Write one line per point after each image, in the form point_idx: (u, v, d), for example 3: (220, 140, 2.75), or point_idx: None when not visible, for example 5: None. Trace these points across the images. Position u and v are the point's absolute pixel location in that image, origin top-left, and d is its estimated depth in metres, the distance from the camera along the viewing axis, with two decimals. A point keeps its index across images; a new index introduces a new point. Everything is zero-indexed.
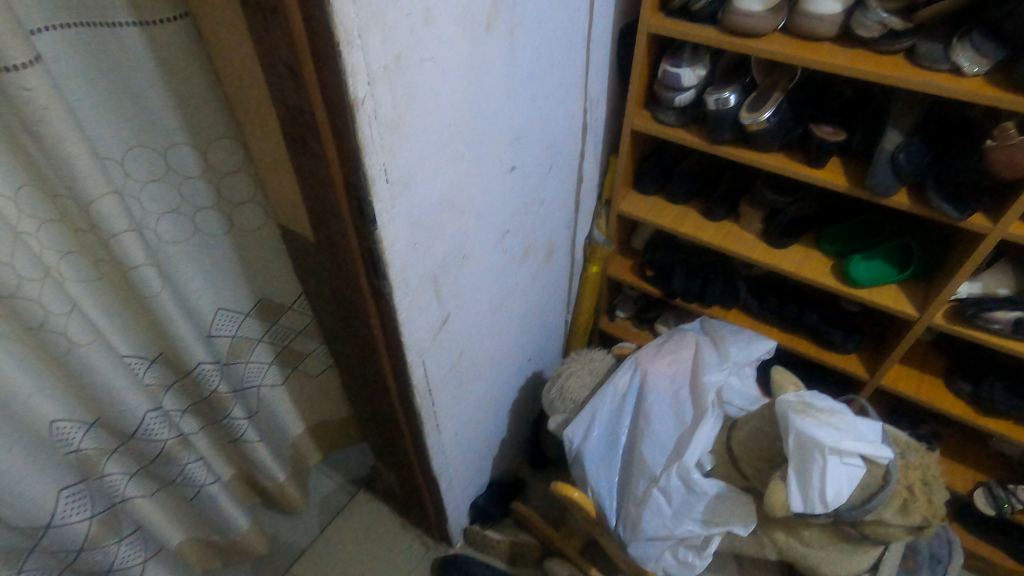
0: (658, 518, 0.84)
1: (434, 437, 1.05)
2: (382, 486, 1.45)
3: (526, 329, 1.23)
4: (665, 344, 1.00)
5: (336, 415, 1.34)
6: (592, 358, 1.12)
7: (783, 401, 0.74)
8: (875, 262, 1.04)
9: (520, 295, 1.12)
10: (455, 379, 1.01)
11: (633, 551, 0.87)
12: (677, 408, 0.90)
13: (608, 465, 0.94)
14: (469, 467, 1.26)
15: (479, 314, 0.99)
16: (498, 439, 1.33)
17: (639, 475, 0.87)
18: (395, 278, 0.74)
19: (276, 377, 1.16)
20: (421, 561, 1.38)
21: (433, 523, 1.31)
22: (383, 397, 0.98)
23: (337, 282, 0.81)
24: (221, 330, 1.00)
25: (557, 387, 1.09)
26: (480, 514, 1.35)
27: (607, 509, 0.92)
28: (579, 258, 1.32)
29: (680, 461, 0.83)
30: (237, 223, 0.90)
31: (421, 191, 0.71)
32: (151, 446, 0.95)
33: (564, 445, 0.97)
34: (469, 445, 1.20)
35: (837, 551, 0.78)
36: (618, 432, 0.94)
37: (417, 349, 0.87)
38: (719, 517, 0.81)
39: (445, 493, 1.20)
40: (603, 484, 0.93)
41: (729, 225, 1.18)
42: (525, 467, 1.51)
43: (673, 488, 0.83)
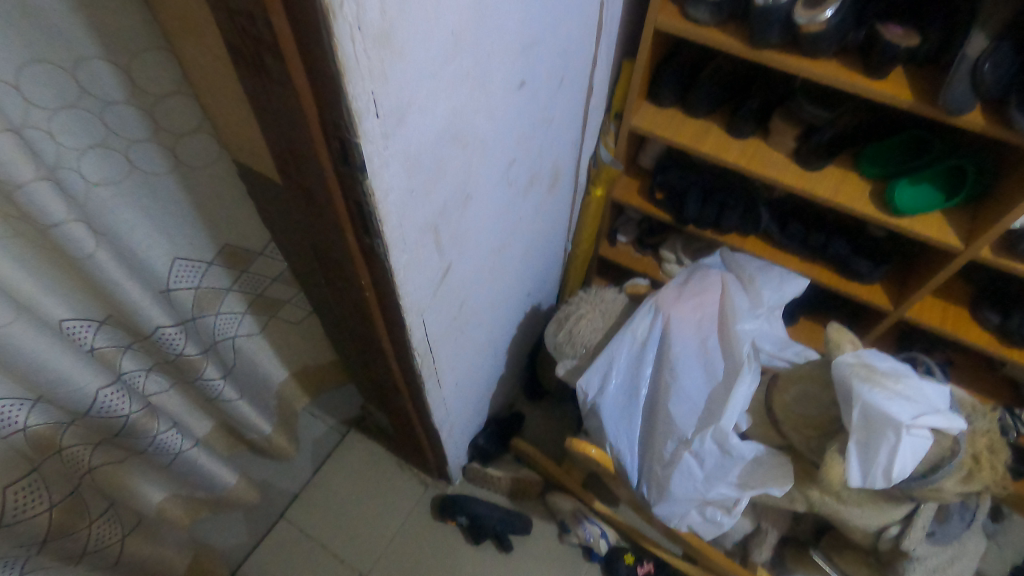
0: (688, 481, 0.78)
1: (434, 393, 0.95)
2: (375, 427, 1.39)
3: (528, 264, 1.11)
4: (688, 283, 0.89)
5: (323, 360, 1.23)
6: (602, 299, 1.02)
7: (842, 364, 0.64)
8: (921, 188, 0.93)
9: (523, 229, 0.98)
10: (456, 331, 0.90)
11: (657, 510, 0.82)
12: (706, 361, 0.82)
13: (628, 418, 0.87)
14: (469, 410, 1.19)
15: (481, 257, 0.86)
16: (496, 377, 1.26)
17: (665, 433, 0.81)
18: (390, 237, 0.60)
19: (252, 327, 1.03)
20: (421, 499, 1.34)
21: (432, 464, 1.26)
22: (376, 357, 0.86)
23: (315, 237, 0.66)
24: (179, 282, 0.85)
25: (565, 330, 1.00)
26: (480, 453, 1.31)
27: (628, 466, 0.86)
28: (582, 180, 1.18)
29: (717, 424, 0.76)
30: (183, 156, 0.72)
31: (419, 124, 0.55)
32: (114, 420, 0.84)
33: (578, 398, 0.89)
34: (468, 391, 1.12)
35: (875, 509, 0.74)
36: (640, 384, 0.86)
37: (417, 309, 0.74)
38: (754, 479, 0.75)
39: (445, 439, 1.14)
40: (624, 440, 0.87)
41: (756, 142, 1.04)
42: (522, 399, 1.47)
43: (706, 452, 0.77)
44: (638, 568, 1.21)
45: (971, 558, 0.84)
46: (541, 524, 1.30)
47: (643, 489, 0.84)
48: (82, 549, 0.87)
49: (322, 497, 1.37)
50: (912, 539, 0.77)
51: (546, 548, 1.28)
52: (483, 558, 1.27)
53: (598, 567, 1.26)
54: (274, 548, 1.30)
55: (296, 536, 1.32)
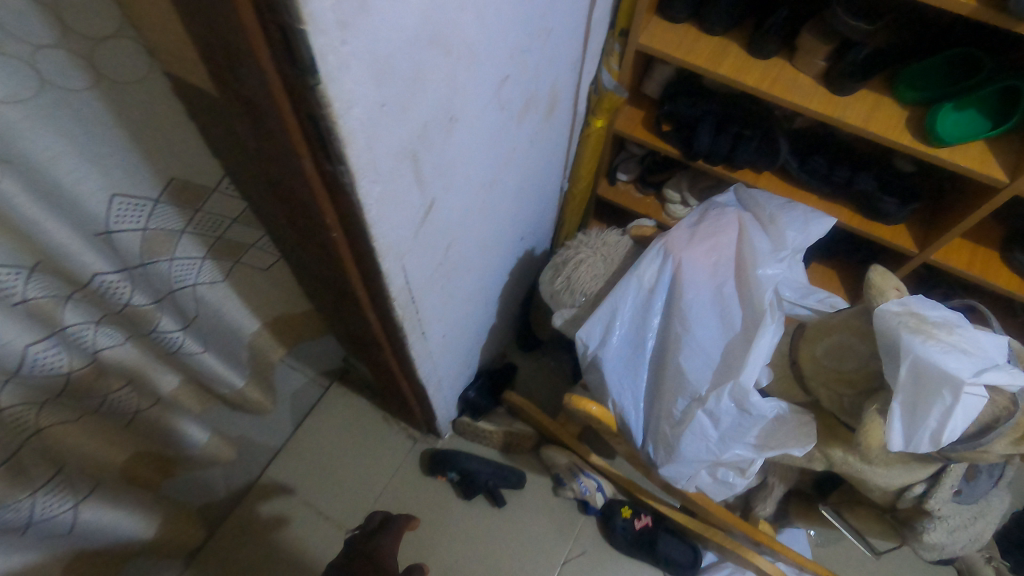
0: (700, 443, 0.71)
1: (419, 346, 0.86)
2: (359, 379, 1.31)
3: (521, 204, 1.00)
4: (702, 223, 0.80)
5: (299, 309, 1.14)
6: (604, 242, 0.93)
7: (888, 313, 0.56)
8: (966, 113, 0.84)
9: (516, 163, 0.87)
10: (442, 278, 0.80)
11: (665, 471, 0.75)
12: (723, 309, 0.74)
13: (633, 371, 0.79)
14: (457, 363, 1.11)
15: (469, 194, 0.75)
16: (487, 327, 1.17)
17: (674, 388, 0.73)
18: (356, 164, 0.49)
19: (214, 274, 0.92)
20: (408, 454, 1.28)
21: (420, 418, 1.20)
22: (352, 308, 0.77)
23: (268, 166, 0.54)
24: (122, 222, 0.72)
25: (564, 276, 0.91)
26: (470, 407, 1.23)
27: (633, 424, 0.79)
28: (582, 109, 1.05)
29: (736, 380, 0.67)
30: (105, 69, 0.58)
31: (388, 15, 0.43)
32: (54, 382, 0.77)
33: (577, 350, 0.81)
34: (457, 343, 1.04)
35: (910, 471, 0.67)
36: (646, 334, 0.78)
37: (395, 253, 0.63)
38: (774, 440, 0.68)
39: (432, 393, 1.07)
40: (628, 395, 0.79)
41: (780, 63, 0.92)
42: (514, 349, 1.39)
43: (721, 412, 0.69)
44: (636, 522, 1.18)
45: (993, 516, 0.80)
46: (534, 478, 1.25)
47: (647, 447, 0.77)
48: (25, 520, 0.80)
49: (305, 452, 1.30)
50: (937, 499, 0.72)
51: (540, 502, 1.24)
52: (474, 513, 1.22)
53: (593, 520, 1.22)
54: (256, 506, 1.25)
55: (279, 492, 1.26)
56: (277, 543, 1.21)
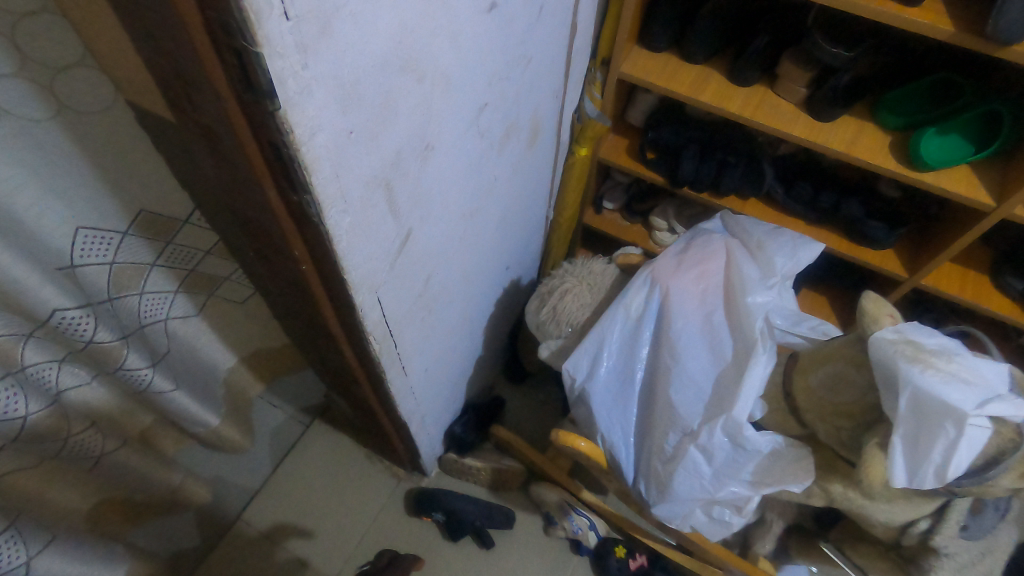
0: (693, 480, 0.68)
1: (399, 381, 0.83)
2: (341, 416, 1.26)
3: (505, 233, 0.98)
4: (688, 251, 0.78)
5: (277, 342, 1.10)
6: (590, 271, 0.90)
7: (883, 341, 0.53)
8: (949, 138, 0.83)
9: (498, 191, 0.86)
10: (422, 311, 0.77)
11: (657, 511, 0.71)
12: (712, 339, 0.71)
13: (622, 405, 0.77)
14: (442, 397, 1.07)
15: (448, 223, 0.73)
16: (473, 359, 1.14)
17: (664, 422, 0.70)
18: (323, 194, 0.47)
19: (187, 308, 0.89)
20: (392, 493, 1.23)
21: (404, 456, 1.15)
22: (328, 343, 0.73)
23: (232, 196, 0.51)
24: (88, 256, 0.69)
25: (549, 307, 0.89)
26: (457, 443, 1.19)
27: (624, 461, 0.76)
28: (565, 138, 1.05)
29: (728, 414, 0.64)
30: (65, 98, 0.56)
31: (354, 39, 0.41)
32: (9, 426, 0.72)
33: (564, 383, 0.79)
34: (441, 376, 1.00)
35: (912, 506, 0.63)
36: (635, 365, 0.76)
37: (370, 286, 0.61)
38: (770, 475, 0.65)
39: (416, 429, 1.03)
40: (618, 430, 0.76)
41: (762, 90, 0.93)
42: (502, 381, 1.36)
43: (714, 445, 0.66)
44: (631, 563, 1.12)
45: (1001, 552, 0.76)
46: (524, 516, 1.20)
47: (639, 485, 0.74)
48: None
49: (284, 495, 1.24)
50: (944, 536, 0.68)
51: (529, 542, 1.18)
52: (461, 556, 1.16)
53: (586, 561, 1.16)
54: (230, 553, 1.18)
55: (255, 536, 1.20)
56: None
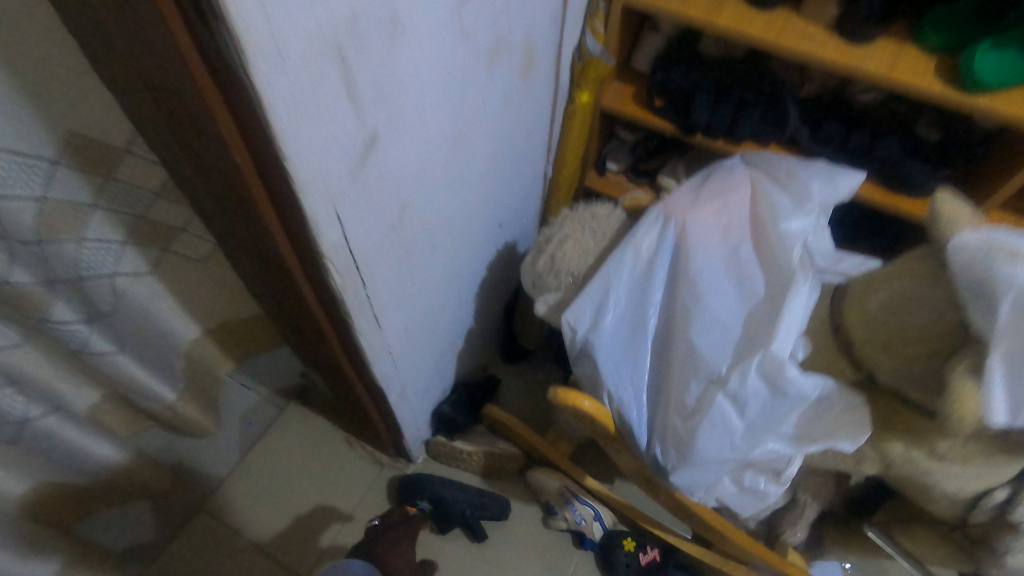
0: (721, 439, 0.55)
1: (372, 336, 0.71)
2: (319, 397, 1.14)
3: (497, 181, 0.87)
4: (707, 183, 0.67)
5: (246, 314, 0.99)
6: (593, 216, 0.79)
7: (973, 253, 0.42)
8: (1008, 52, 0.70)
9: (486, 121, 0.74)
10: (397, 249, 0.66)
11: (677, 479, 0.59)
12: (740, 275, 0.60)
13: (632, 359, 0.65)
14: (427, 368, 0.96)
15: (426, 141, 0.62)
16: (462, 330, 1.02)
17: (682, 370, 0.58)
18: (247, 32, 0.35)
19: (138, 263, 0.78)
20: (374, 482, 1.11)
21: (386, 438, 1.03)
22: (284, 282, 0.62)
23: (137, 56, 0.40)
24: (7, 186, 0.57)
25: (547, 256, 0.77)
26: (445, 424, 1.07)
27: (635, 423, 0.64)
28: (564, 79, 0.94)
29: (767, 349, 0.53)
30: None
31: None
32: None
33: (563, 337, 0.67)
34: (424, 342, 0.89)
35: (994, 469, 0.52)
36: (647, 310, 0.64)
37: (324, 191, 0.49)
38: (817, 429, 0.54)
39: (397, 403, 0.91)
40: (628, 387, 0.64)
41: (786, 14, 0.82)
42: (497, 361, 1.24)
43: (748, 392, 0.54)
44: (641, 558, 0.99)
45: None
46: (520, 507, 1.08)
47: (654, 450, 0.61)
48: None
49: (251, 484, 1.11)
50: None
51: (526, 535, 1.06)
52: (450, 550, 1.04)
53: (590, 557, 1.04)
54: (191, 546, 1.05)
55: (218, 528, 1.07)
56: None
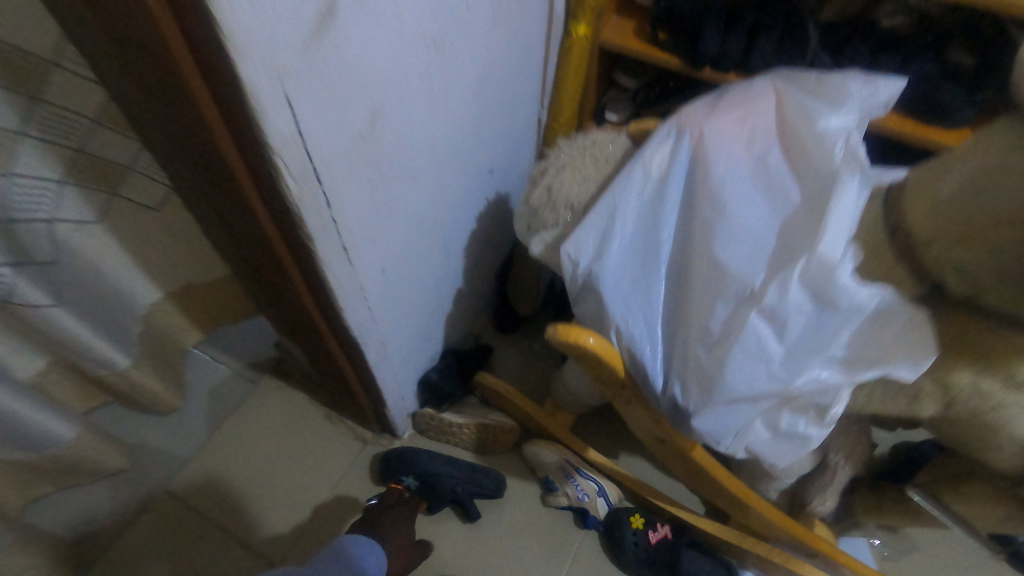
0: (758, 369, 0.47)
1: (342, 273, 0.61)
2: (296, 369, 1.05)
3: (485, 112, 0.77)
4: (727, 89, 0.57)
5: (213, 276, 0.89)
6: (593, 143, 0.70)
7: None
8: None
9: (472, 31, 0.64)
10: (368, 165, 0.56)
11: (701, 425, 0.51)
12: (770, 184, 0.50)
13: (643, 290, 0.55)
14: (411, 328, 0.86)
15: (400, 32, 0.51)
16: (450, 288, 0.93)
17: (705, 293, 0.50)
18: None
19: (83, 211, 0.65)
20: (356, 460, 1.01)
21: (368, 409, 0.94)
22: (233, 199, 0.52)
23: None
24: None
25: (543, 187, 0.68)
26: (433, 394, 0.97)
27: (647, 361, 0.55)
28: (559, 6, 0.85)
29: (811, 252, 0.45)
30: None
31: None
32: None
33: (563, 273, 0.58)
34: (406, 295, 0.79)
35: None
36: (659, 230, 0.55)
37: (269, 59, 0.39)
38: (870, 351, 0.46)
39: (376, 364, 0.81)
40: (639, 321, 0.55)
41: None
42: (489, 330, 1.14)
43: (791, 309, 0.46)
44: (650, 536, 0.90)
45: None
46: (516, 484, 0.98)
47: (671, 390, 0.52)
48: None
49: (221, 465, 1.01)
50: None
51: (523, 515, 0.96)
52: (440, 531, 0.94)
53: (593, 538, 0.94)
54: (154, 532, 0.96)
55: (183, 512, 0.97)
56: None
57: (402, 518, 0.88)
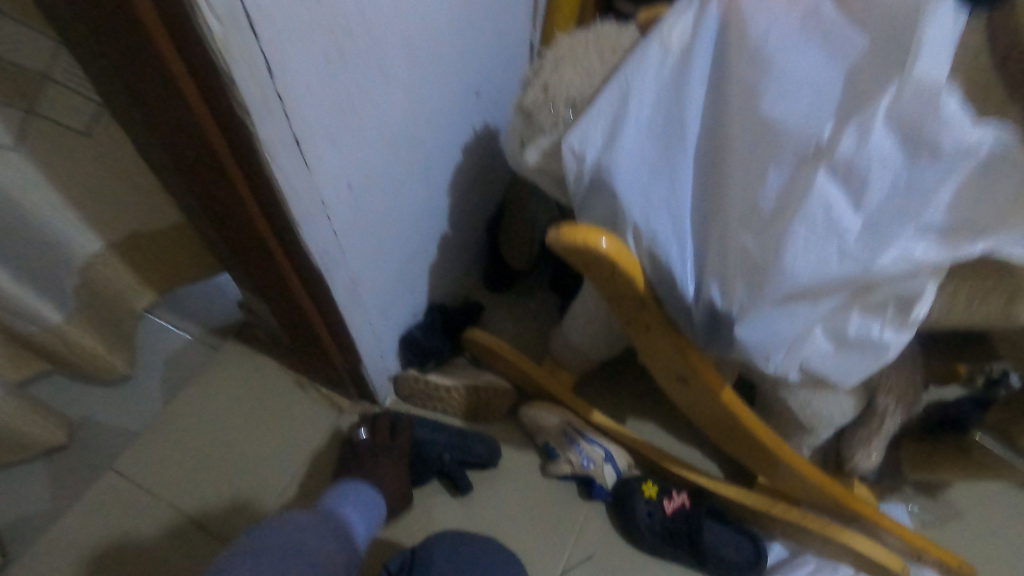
0: (823, 252, 0.34)
1: (296, 180, 0.49)
2: (262, 331, 0.93)
3: (467, 9, 0.65)
4: None
5: (162, 224, 0.77)
6: (599, 32, 0.58)
7: None
8: None
9: None
10: (324, 34, 0.44)
11: (744, 331, 0.40)
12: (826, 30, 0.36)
13: (668, 179, 0.43)
14: (390, 271, 0.74)
15: None
16: (433, 231, 0.81)
17: (749, 162, 0.38)
18: None
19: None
20: (331, 430, 0.89)
21: (342, 370, 0.82)
22: (144, 61, 0.40)
23: None
24: None
25: (540, 83, 0.57)
26: (416, 352, 0.86)
27: (676, 266, 0.44)
28: None
29: (906, 76, 0.31)
30: None
31: None
32: None
33: (566, 173, 0.47)
34: (382, 227, 0.67)
35: None
36: (684, 102, 0.43)
37: None
38: (986, 215, 0.31)
39: (349, 312, 0.69)
40: (664, 216, 0.43)
41: None
42: (479, 287, 1.03)
43: (872, 159, 0.32)
44: (666, 505, 0.79)
45: None
46: (512, 453, 0.87)
47: (708, 294, 0.41)
48: None
49: (176, 437, 0.89)
50: None
51: (521, 486, 0.85)
52: (426, 505, 0.83)
53: (601, 509, 0.83)
54: (92, 513, 0.83)
55: (128, 489, 0.84)
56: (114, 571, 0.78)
57: (392, 462, 0.79)
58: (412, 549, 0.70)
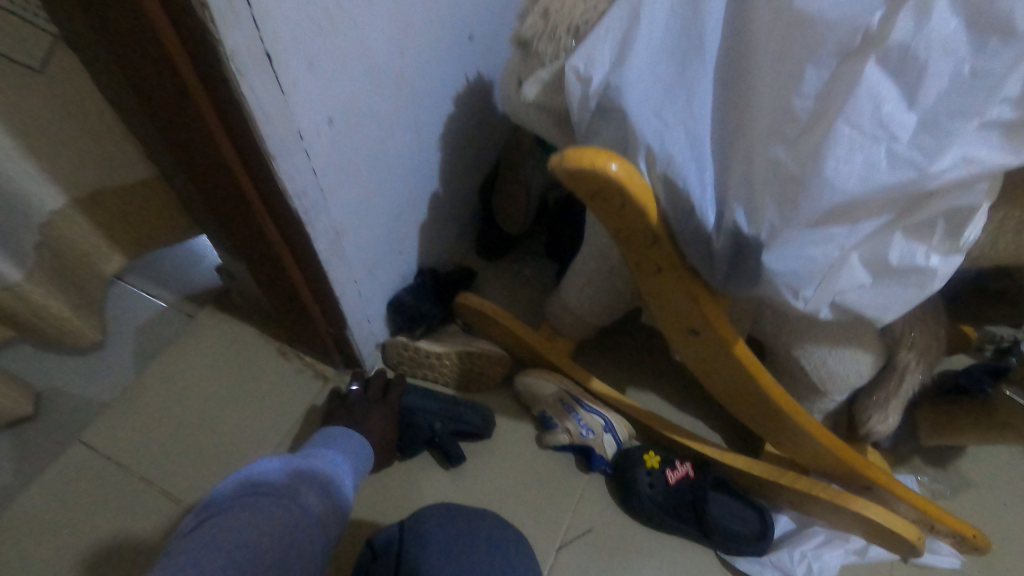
0: (870, 157, 0.30)
1: (268, 102, 0.44)
2: (241, 297, 0.88)
3: None
4: None
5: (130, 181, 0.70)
6: None
7: None
8: None
9: None
10: None
11: (774, 260, 0.35)
12: None
13: (686, 96, 0.38)
14: (377, 227, 0.69)
15: None
16: (423, 187, 0.76)
17: (781, 65, 0.33)
18: None
19: None
20: (314, 401, 0.85)
21: (326, 336, 0.77)
22: None
23: None
24: None
25: (539, 8, 0.51)
26: (405, 318, 0.81)
27: (700, 197, 0.38)
28: None
29: None
30: None
31: None
32: None
33: (570, 102, 0.43)
34: (367, 175, 0.61)
35: None
36: (703, 10, 0.38)
37: None
38: None
39: (332, 268, 0.63)
40: (682, 137, 0.38)
41: None
42: (472, 254, 0.99)
43: (930, 42, 0.28)
44: (668, 475, 0.75)
45: None
46: (506, 424, 0.83)
47: (730, 218, 0.37)
48: None
49: (150, 408, 0.84)
50: None
51: (515, 458, 0.81)
52: (417, 477, 0.79)
53: (599, 481, 0.80)
54: (57, 489, 0.77)
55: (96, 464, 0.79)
56: (81, 548, 0.73)
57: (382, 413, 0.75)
58: (400, 522, 0.62)
